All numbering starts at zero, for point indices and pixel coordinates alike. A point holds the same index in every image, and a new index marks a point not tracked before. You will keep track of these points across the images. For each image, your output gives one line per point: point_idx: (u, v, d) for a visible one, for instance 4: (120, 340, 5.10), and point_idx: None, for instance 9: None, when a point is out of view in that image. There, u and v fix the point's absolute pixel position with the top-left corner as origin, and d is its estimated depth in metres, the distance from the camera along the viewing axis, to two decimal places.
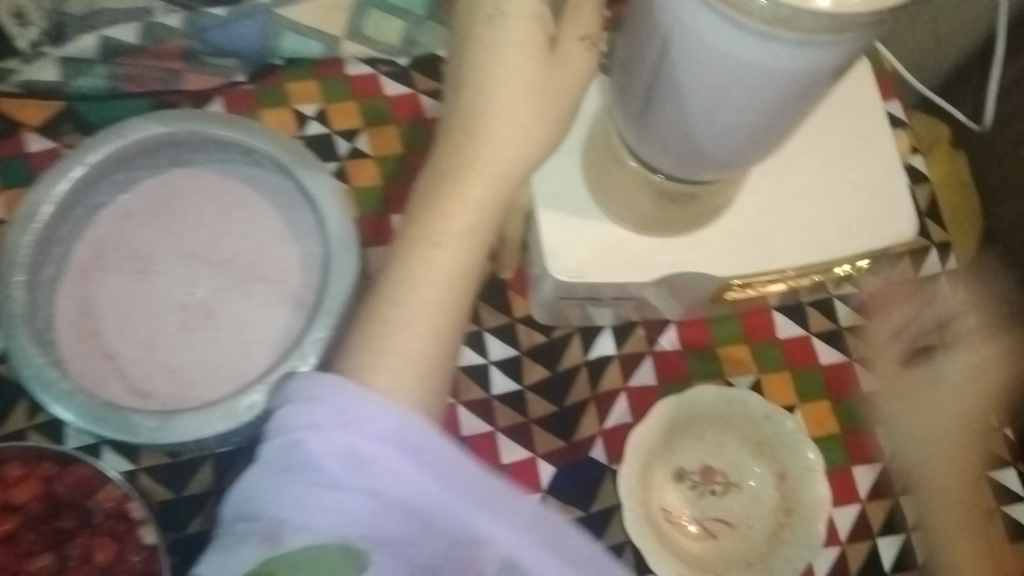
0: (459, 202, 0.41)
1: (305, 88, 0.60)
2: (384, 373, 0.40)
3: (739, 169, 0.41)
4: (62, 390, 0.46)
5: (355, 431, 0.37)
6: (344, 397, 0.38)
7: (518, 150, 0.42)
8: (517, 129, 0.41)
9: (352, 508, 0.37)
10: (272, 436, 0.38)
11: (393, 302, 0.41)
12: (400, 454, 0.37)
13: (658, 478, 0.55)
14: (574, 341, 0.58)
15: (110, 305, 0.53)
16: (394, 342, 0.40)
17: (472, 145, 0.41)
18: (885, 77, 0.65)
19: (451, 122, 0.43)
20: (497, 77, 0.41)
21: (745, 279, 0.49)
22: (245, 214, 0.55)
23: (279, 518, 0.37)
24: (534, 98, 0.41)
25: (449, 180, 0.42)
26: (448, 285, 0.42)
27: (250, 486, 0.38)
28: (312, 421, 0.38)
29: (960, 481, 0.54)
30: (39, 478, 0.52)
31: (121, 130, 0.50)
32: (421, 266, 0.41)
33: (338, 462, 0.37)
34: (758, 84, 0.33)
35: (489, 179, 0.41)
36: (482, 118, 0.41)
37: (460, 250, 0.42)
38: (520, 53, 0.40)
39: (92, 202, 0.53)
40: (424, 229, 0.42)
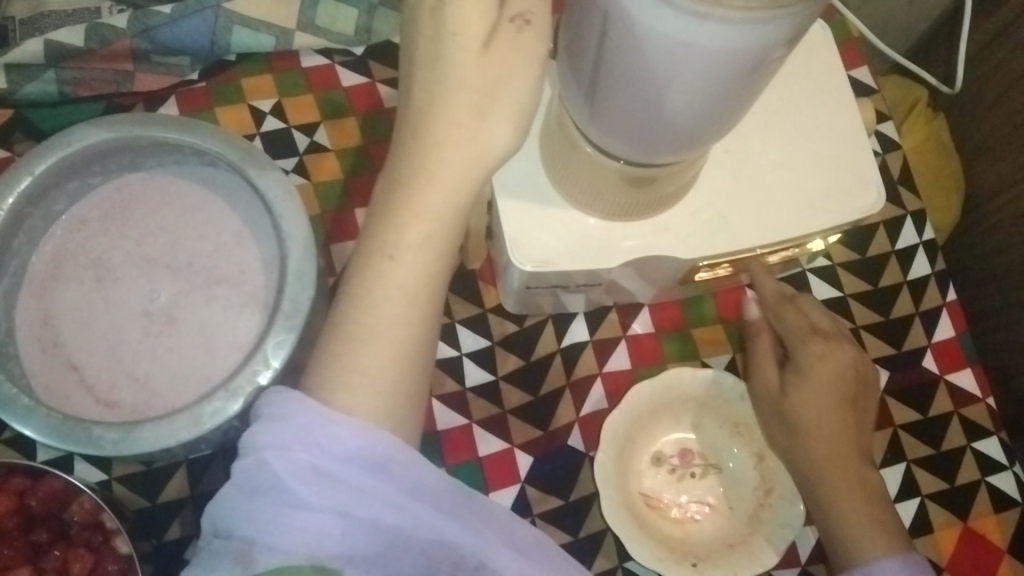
0: (409, 210, 0.36)
1: (259, 83, 0.61)
2: (345, 391, 0.37)
3: (699, 149, 0.39)
4: (22, 407, 0.45)
5: (321, 451, 0.36)
6: (308, 415, 0.36)
7: (470, 155, 0.35)
8: (460, 130, 0.35)
9: (321, 528, 0.36)
10: (240, 455, 0.37)
11: (352, 319, 0.37)
12: (368, 473, 0.36)
13: (637, 462, 0.54)
14: (547, 329, 0.57)
15: (70, 315, 0.52)
16: (356, 361, 0.37)
17: (418, 149, 0.35)
18: (851, 45, 0.66)
19: (400, 117, 0.36)
20: (446, 75, 0.34)
21: (714, 260, 0.48)
22: (203, 216, 0.54)
23: (251, 539, 0.36)
24: (479, 93, 0.34)
25: (399, 188, 0.36)
26: (407, 299, 0.37)
27: (224, 502, 0.37)
28: (278, 441, 0.36)
29: (843, 437, 0.49)
30: (11, 493, 0.50)
31: (69, 139, 0.49)
32: (376, 281, 0.37)
33: (306, 482, 0.36)
34: (706, 67, 0.30)
35: (437, 186, 0.36)
36: (426, 117, 0.35)
37: (417, 261, 0.37)
38: (462, 45, 0.33)
39: (47, 212, 0.52)
40: (377, 239, 0.37)
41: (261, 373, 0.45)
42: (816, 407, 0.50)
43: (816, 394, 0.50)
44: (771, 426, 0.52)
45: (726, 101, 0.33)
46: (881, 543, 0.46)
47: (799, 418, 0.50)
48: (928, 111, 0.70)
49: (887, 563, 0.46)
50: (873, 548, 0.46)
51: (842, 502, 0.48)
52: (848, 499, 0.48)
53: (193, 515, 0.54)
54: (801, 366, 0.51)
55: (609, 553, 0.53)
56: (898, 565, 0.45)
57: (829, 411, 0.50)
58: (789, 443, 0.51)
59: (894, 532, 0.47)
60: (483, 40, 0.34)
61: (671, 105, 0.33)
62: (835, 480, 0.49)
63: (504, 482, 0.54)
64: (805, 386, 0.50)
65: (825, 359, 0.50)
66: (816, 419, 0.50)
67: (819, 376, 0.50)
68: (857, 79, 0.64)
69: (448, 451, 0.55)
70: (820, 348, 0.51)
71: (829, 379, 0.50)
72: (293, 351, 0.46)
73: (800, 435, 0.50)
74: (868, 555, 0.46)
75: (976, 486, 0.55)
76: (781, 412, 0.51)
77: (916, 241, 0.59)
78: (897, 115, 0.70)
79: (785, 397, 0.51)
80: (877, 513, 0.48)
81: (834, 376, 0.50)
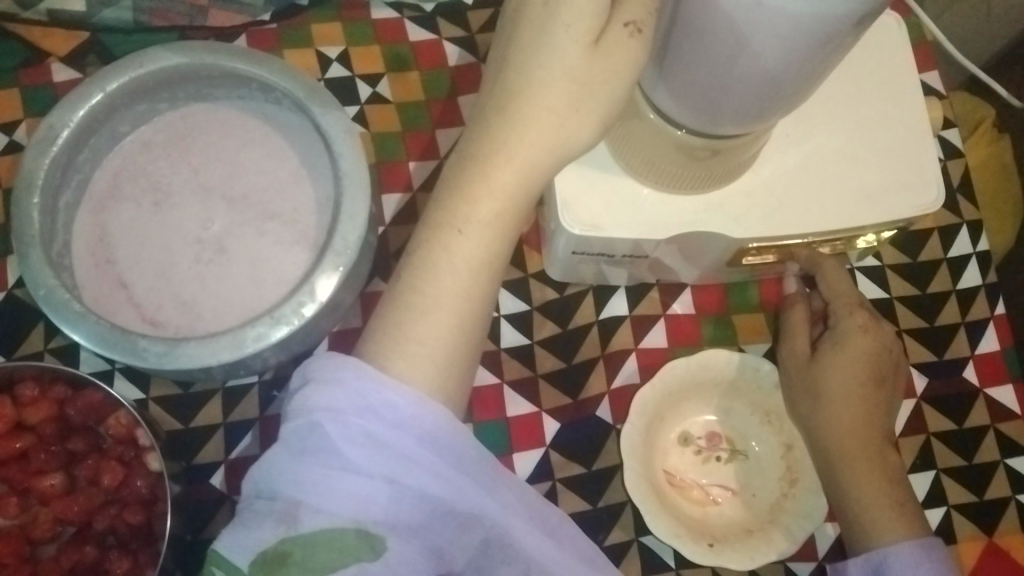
0: (483, 187, 0.37)
1: (329, 30, 0.62)
2: (401, 357, 0.37)
3: (763, 122, 0.39)
4: (73, 312, 0.46)
5: (373, 416, 0.36)
6: (365, 380, 0.36)
7: (552, 143, 0.36)
8: (551, 116, 0.35)
9: (368, 494, 0.35)
10: (291, 416, 0.37)
11: (413, 288, 0.38)
12: (417, 442, 0.36)
13: (663, 441, 0.55)
14: (587, 299, 0.58)
15: (125, 234, 0.53)
16: (414, 331, 0.37)
17: (503, 128, 0.36)
18: (925, 47, 0.65)
19: (486, 95, 0.37)
20: (540, 61, 0.35)
21: (763, 244, 0.47)
22: (263, 151, 0.55)
23: (297, 499, 0.35)
24: (574, 84, 0.35)
25: (477, 165, 0.37)
26: (470, 276, 0.38)
27: (269, 465, 0.37)
28: (331, 405, 0.36)
29: (871, 413, 0.49)
30: (53, 401, 0.52)
31: (142, 59, 0.50)
32: (441, 254, 0.38)
33: (358, 446, 0.35)
34: (783, 34, 0.30)
35: (516, 166, 0.36)
36: (517, 98, 0.36)
37: (484, 240, 0.38)
38: (569, 35, 0.34)
39: (113, 131, 0.54)
40: (446, 214, 0.38)
41: (306, 306, 0.46)
42: (848, 380, 0.49)
43: (851, 367, 0.49)
44: (796, 392, 0.51)
45: (797, 70, 0.33)
46: (896, 524, 0.46)
47: (828, 388, 0.49)
48: (994, 130, 0.69)
49: (902, 544, 0.45)
50: (888, 529, 0.46)
51: (861, 478, 0.48)
52: (867, 476, 0.48)
53: (223, 443, 0.55)
54: (840, 336, 0.50)
55: (626, 526, 0.53)
56: (914, 547, 0.45)
57: (861, 386, 0.49)
58: (811, 411, 0.50)
59: (910, 515, 0.47)
60: (593, 34, 0.34)
61: (742, 70, 0.33)
62: (857, 454, 0.48)
63: (529, 444, 0.55)
64: (840, 357, 0.50)
65: (866, 332, 0.50)
66: (846, 392, 0.49)
67: (856, 348, 0.49)
68: (929, 82, 0.64)
69: (477, 408, 0.55)
70: (863, 320, 0.50)
71: (867, 354, 0.49)
72: (338, 288, 0.47)
73: (825, 405, 0.49)
74: (882, 535, 0.46)
75: (1006, 503, 0.54)
76: (810, 380, 0.50)
77: (970, 251, 0.59)
78: (964, 128, 0.69)
79: (817, 367, 0.50)
80: (895, 493, 0.47)
81: (870, 352, 0.49)
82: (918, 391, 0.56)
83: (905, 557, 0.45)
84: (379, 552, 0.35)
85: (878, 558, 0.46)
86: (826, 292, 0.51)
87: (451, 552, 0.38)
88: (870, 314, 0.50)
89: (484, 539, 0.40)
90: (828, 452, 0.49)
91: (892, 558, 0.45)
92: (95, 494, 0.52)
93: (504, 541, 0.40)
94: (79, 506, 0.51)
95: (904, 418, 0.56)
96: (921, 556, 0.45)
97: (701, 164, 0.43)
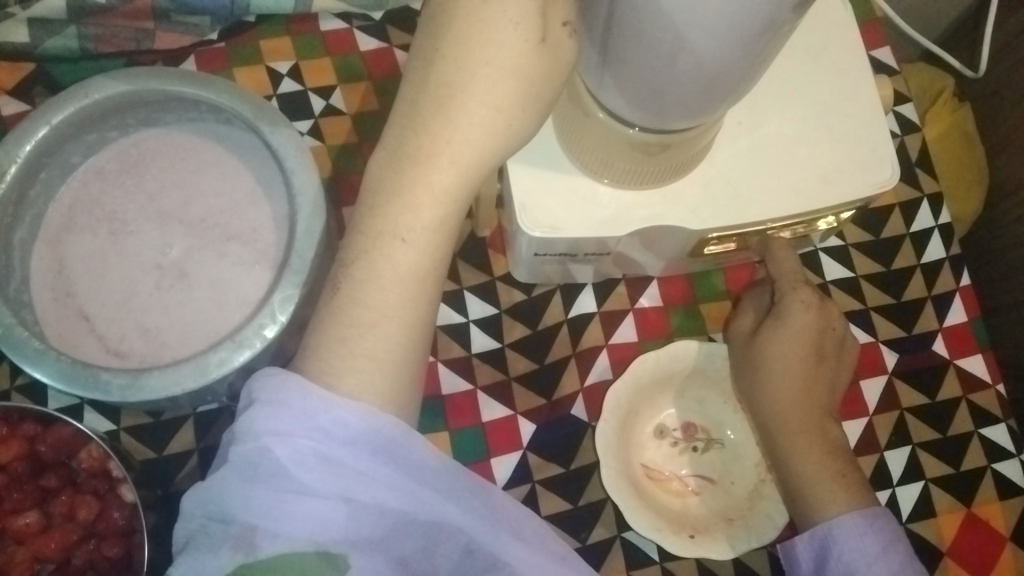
0: (426, 190, 0.35)
1: (279, 45, 0.62)
2: (350, 374, 0.35)
3: (712, 113, 0.38)
4: (33, 350, 0.45)
5: (323, 437, 0.34)
6: (311, 400, 0.34)
7: (496, 141, 0.35)
8: (498, 115, 0.34)
9: (326, 514, 0.34)
10: (238, 440, 0.35)
11: (355, 301, 0.36)
12: (372, 456, 0.35)
13: (639, 435, 0.55)
14: (555, 299, 0.58)
15: (84, 265, 0.53)
16: (361, 346, 0.35)
17: (445, 126, 0.34)
18: (873, 25, 0.66)
19: (416, 88, 0.35)
20: (480, 56, 0.33)
21: (723, 232, 0.47)
22: (218, 173, 0.55)
23: (252, 524, 0.34)
24: (521, 81, 0.34)
25: (416, 166, 0.35)
26: (415, 283, 0.36)
27: (215, 486, 0.35)
28: (278, 428, 0.34)
29: (810, 387, 0.49)
30: (22, 438, 0.50)
31: (87, 90, 0.49)
32: (385, 263, 0.36)
33: (309, 468, 0.34)
34: (720, 29, 0.29)
35: (460, 167, 0.35)
36: (458, 96, 0.34)
37: (430, 246, 0.36)
38: (517, 33, 0.33)
39: (64, 163, 0.53)
40: (387, 221, 0.35)
41: (268, 327, 0.45)
42: (790, 355, 0.49)
43: (793, 343, 0.49)
44: (740, 366, 0.52)
45: (742, 64, 0.32)
46: (839, 496, 0.47)
47: (771, 365, 0.49)
48: (954, 98, 0.69)
49: (846, 515, 0.46)
50: (831, 500, 0.47)
51: (802, 451, 0.48)
52: (808, 448, 0.48)
53: (198, 468, 0.55)
54: (782, 312, 0.49)
55: (608, 523, 0.54)
56: (858, 517, 0.46)
57: (804, 360, 0.49)
58: (753, 386, 0.51)
59: (853, 484, 0.47)
60: (539, 32, 0.33)
61: (684, 68, 0.32)
62: (796, 426, 0.49)
63: (506, 448, 0.55)
64: (786, 335, 0.49)
65: (809, 309, 0.49)
66: (788, 368, 0.49)
67: (798, 325, 0.49)
68: (878, 58, 0.64)
69: (452, 415, 0.55)
70: (807, 296, 0.49)
71: (808, 330, 0.49)
72: (300, 306, 0.46)
73: (766, 380, 0.50)
74: (827, 507, 0.47)
75: (981, 472, 0.55)
76: (752, 355, 0.51)
77: (932, 224, 0.60)
78: (922, 102, 0.69)
79: (762, 343, 0.50)
80: (837, 464, 0.48)
81: (812, 328, 0.49)
82: (889, 367, 0.57)
83: (849, 527, 0.46)
84: (344, 570, 0.34)
85: (823, 531, 0.46)
86: (771, 269, 0.50)
87: (419, 561, 0.37)
88: (814, 290, 0.49)
89: (455, 544, 0.38)
90: (769, 424, 0.50)
91: (836, 530, 0.46)
92: (71, 530, 0.51)
93: (475, 551, 0.39)
94: (56, 542, 0.50)
95: (876, 395, 0.57)
96: (865, 525, 0.46)
97: (646, 155, 0.42)
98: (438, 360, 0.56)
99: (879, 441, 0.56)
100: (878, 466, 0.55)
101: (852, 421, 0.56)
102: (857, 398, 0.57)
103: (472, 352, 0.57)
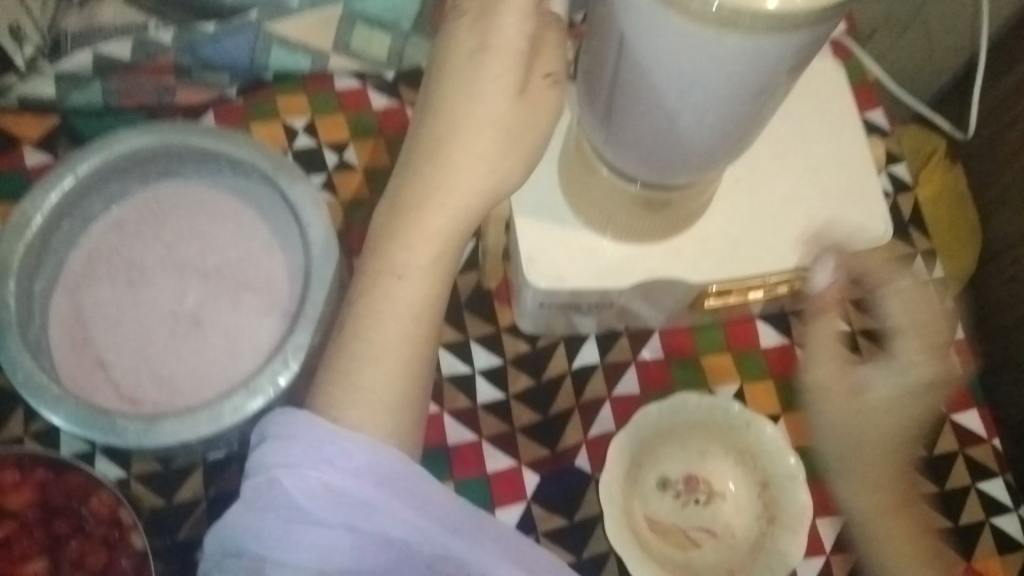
0: (421, 232, 0.38)
1: (294, 102, 0.64)
2: (353, 407, 0.37)
3: (713, 170, 0.40)
4: (52, 395, 0.47)
5: (327, 468, 0.36)
6: (317, 433, 0.36)
7: (483, 186, 0.38)
8: (482, 163, 0.38)
9: (328, 543, 0.36)
10: (252, 473, 0.37)
11: (359, 337, 0.39)
12: (374, 487, 0.36)
13: (642, 486, 0.55)
14: (559, 350, 0.59)
15: (99, 314, 0.54)
16: (363, 378, 0.38)
17: (435, 175, 0.38)
18: (865, 87, 0.67)
19: (414, 145, 0.39)
20: (466, 112, 0.38)
21: (723, 286, 0.49)
22: (234, 225, 0.56)
23: (263, 555, 0.36)
24: (502, 133, 0.38)
25: (412, 212, 0.38)
26: (412, 317, 0.39)
27: (233, 519, 0.37)
28: (287, 459, 0.36)
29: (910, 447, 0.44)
30: (34, 485, 0.51)
31: (111, 143, 0.51)
32: (385, 300, 0.39)
33: (315, 498, 0.36)
34: (711, 92, 0.31)
35: (450, 209, 0.38)
36: (447, 147, 0.38)
37: (425, 283, 0.39)
38: (495, 90, 0.37)
39: (85, 214, 0.55)
40: (386, 262, 0.39)
41: (280, 375, 0.46)
42: (896, 404, 0.43)
43: (900, 394, 0.44)
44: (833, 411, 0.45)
45: (739, 125, 0.34)
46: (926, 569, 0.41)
47: (850, 442, 0.44)
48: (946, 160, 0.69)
49: None
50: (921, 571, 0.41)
51: (886, 512, 0.43)
52: (898, 511, 0.43)
53: (205, 517, 0.55)
54: (896, 357, 0.44)
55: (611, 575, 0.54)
56: None
57: (913, 415, 0.43)
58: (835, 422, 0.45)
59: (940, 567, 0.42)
60: (515, 88, 0.38)
61: (683, 130, 0.34)
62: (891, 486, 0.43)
63: (511, 498, 0.56)
64: (869, 405, 0.44)
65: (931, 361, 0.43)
66: (897, 419, 0.43)
67: (916, 373, 0.43)
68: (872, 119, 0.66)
69: (457, 465, 0.56)
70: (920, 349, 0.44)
71: (923, 388, 0.43)
72: (312, 355, 0.47)
73: (863, 421, 0.44)
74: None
75: (980, 526, 0.56)
76: (845, 393, 0.45)
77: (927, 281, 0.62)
78: (916, 161, 0.69)
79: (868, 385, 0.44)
80: (929, 547, 0.42)
81: (931, 388, 0.43)
82: None
83: None
84: None
85: None
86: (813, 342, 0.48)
87: None
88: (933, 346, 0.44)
89: None
90: (857, 478, 0.44)
91: None
92: None
93: None
94: None
95: None
96: None
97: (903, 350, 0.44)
98: (444, 410, 0.57)
99: None
100: None
101: None
102: None
103: (478, 402, 0.58)
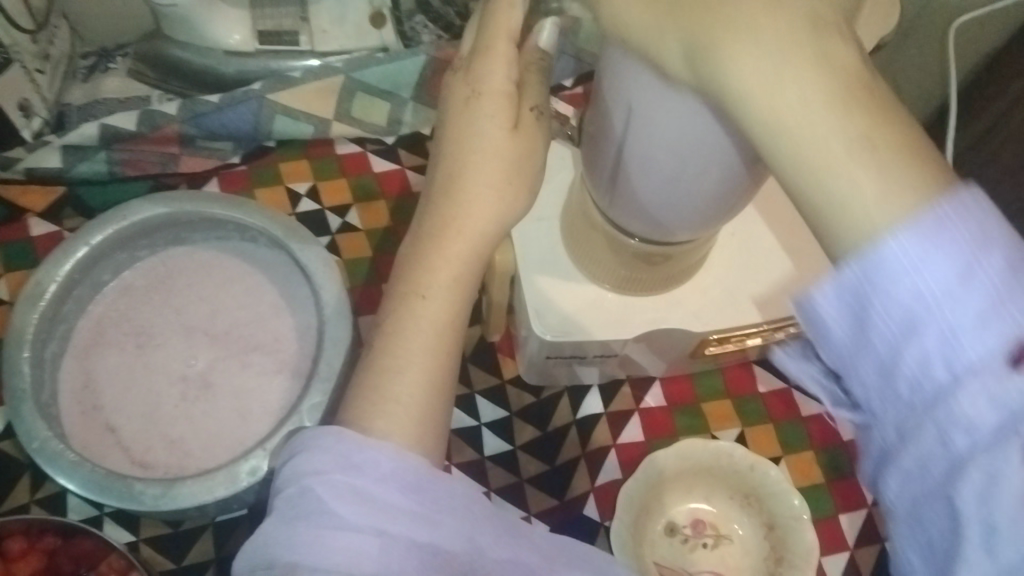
0: (440, 258, 0.38)
1: (297, 167, 0.66)
2: (381, 418, 0.36)
3: (711, 227, 0.42)
4: (68, 461, 0.47)
5: (358, 473, 0.34)
6: (347, 441, 0.35)
7: (496, 211, 0.38)
8: (492, 192, 0.38)
9: (359, 546, 0.33)
10: (282, 490, 0.35)
11: (385, 353, 0.38)
12: (404, 493, 0.34)
13: (651, 532, 0.57)
14: (563, 401, 0.60)
15: (109, 379, 0.55)
16: (389, 391, 0.37)
17: (450, 208, 0.38)
18: None
19: (432, 179, 0.39)
20: (472, 145, 0.37)
21: (723, 335, 0.51)
22: (242, 288, 0.58)
23: (293, 563, 0.33)
24: (507, 164, 0.37)
25: (430, 241, 0.38)
26: (435, 332, 0.38)
27: (262, 538, 0.35)
28: (317, 468, 0.35)
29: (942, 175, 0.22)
30: (44, 550, 0.51)
31: (123, 213, 0.53)
32: (409, 318, 0.38)
33: (347, 502, 0.34)
34: (715, 154, 0.33)
35: (467, 236, 0.38)
36: (458, 182, 0.38)
37: (447, 302, 0.38)
38: (496, 124, 0.37)
39: (94, 281, 0.56)
40: (409, 284, 0.39)
41: None
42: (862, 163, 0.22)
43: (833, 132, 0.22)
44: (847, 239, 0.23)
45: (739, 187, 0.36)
46: None
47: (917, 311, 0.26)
48: None
49: None
50: None
51: None
52: None
53: None
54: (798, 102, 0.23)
55: None
56: None
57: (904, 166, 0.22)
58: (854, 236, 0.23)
59: None
60: (512, 121, 0.37)
61: (688, 189, 0.36)
62: None
63: None
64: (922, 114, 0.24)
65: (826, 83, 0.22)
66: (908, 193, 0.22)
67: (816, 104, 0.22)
68: None
69: None
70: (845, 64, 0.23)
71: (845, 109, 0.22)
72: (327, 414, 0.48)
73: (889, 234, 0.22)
74: None
75: None
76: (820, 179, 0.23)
77: None
78: None
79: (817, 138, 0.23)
80: None
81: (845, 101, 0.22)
82: None
83: None
84: None
85: None
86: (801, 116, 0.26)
87: None
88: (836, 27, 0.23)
89: None
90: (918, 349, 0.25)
91: None
92: None
93: None
94: None
95: None
96: None
97: (821, 35, 0.23)
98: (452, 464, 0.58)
99: (879, 533, 0.58)
100: (880, 558, 0.57)
101: (847, 515, 0.58)
102: (851, 493, 0.59)
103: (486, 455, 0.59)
